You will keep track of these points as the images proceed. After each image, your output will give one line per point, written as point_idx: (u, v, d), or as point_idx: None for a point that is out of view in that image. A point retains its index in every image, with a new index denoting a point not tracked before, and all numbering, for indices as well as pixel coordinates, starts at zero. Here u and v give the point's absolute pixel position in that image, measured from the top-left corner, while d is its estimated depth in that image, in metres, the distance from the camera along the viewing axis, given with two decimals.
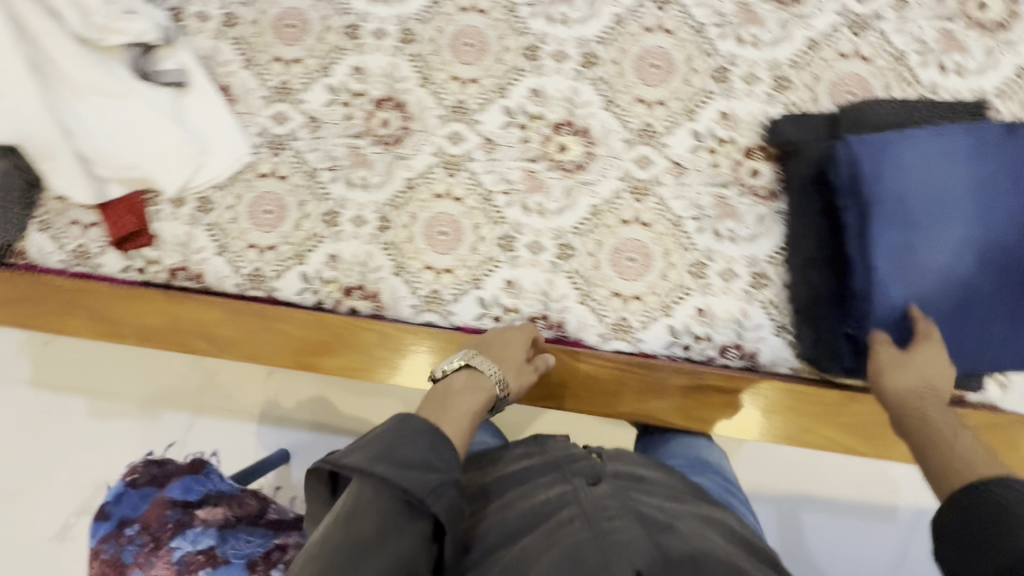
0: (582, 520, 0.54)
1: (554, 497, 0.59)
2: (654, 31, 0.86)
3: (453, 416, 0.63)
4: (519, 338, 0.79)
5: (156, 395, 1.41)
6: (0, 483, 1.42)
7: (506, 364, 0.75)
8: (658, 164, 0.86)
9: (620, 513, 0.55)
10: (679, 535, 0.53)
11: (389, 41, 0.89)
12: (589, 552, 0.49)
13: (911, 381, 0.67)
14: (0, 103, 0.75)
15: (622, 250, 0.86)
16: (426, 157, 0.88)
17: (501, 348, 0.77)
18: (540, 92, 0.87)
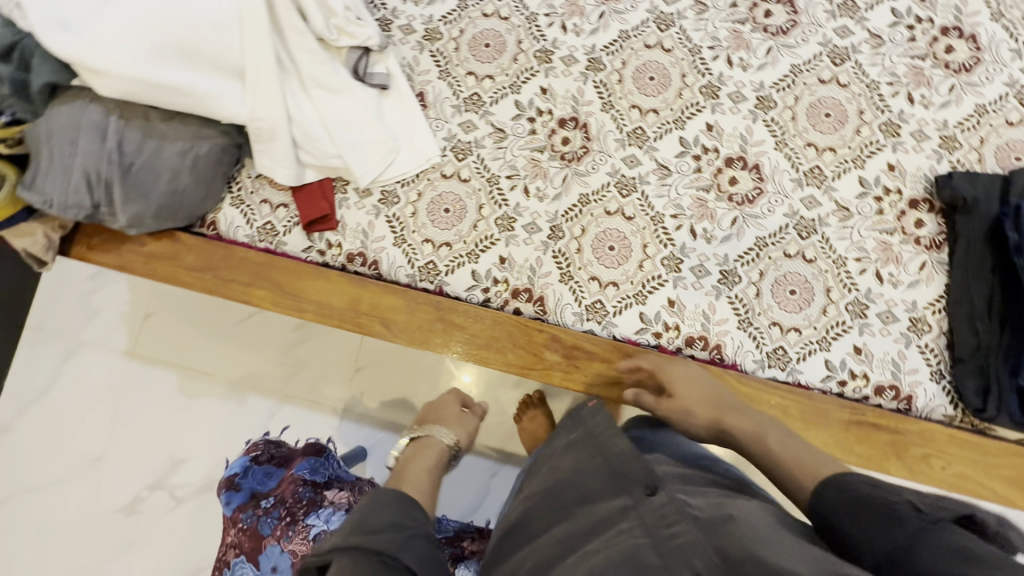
0: (641, 529, 0.57)
1: (612, 508, 0.62)
2: (829, 83, 0.93)
3: (412, 477, 0.80)
4: (447, 399, 1.02)
5: (252, 378, 1.40)
6: (75, 451, 1.40)
7: (444, 423, 0.96)
8: (824, 206, 0.90)
9: (679, 519, 0.58)
10: (736, 532, 0.55)
11: (577, 67, 0.96)
12: (648, 556, 0.54)
13: (748, 422, 0.75)
14: (245, 86, 0.83)
15: (785, 283, 0.89)
16: (602, 176, 0.93)
17: (436, 413, 0.98)
18: (715, 128, 0.93)
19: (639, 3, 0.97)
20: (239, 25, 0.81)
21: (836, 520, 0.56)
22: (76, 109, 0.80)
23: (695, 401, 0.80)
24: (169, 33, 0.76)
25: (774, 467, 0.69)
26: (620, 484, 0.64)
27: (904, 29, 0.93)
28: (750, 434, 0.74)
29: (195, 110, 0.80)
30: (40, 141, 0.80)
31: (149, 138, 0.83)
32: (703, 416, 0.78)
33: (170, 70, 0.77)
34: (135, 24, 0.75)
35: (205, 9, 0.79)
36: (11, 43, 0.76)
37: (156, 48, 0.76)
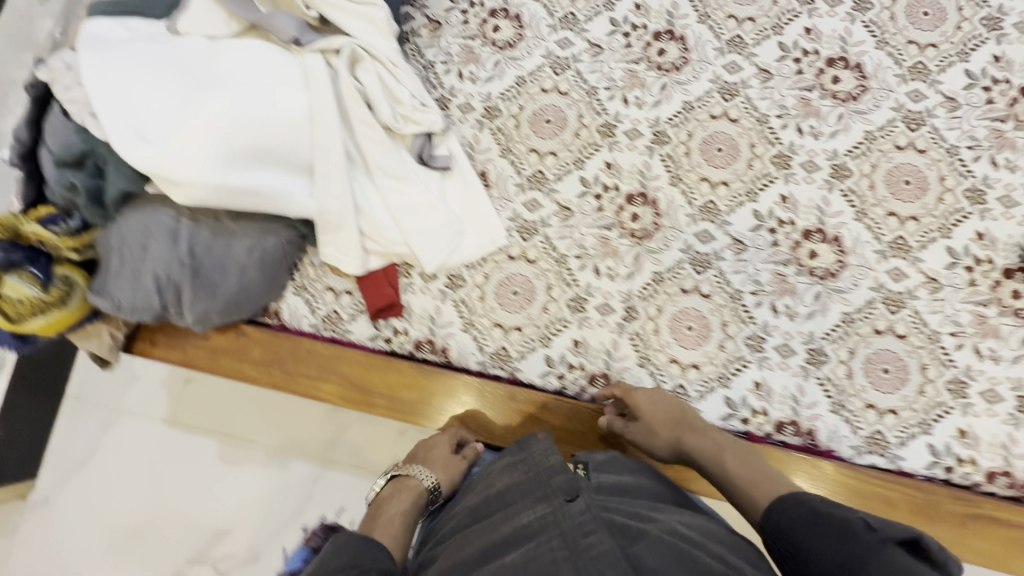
0: (560, 540, 0.61)
1: (534, 519, 0.64)
2: (906, 149, 0.90)
3: (383, 526, 0.73)
4: (443, 436, 0.87)
5: (294, 441, 1.35)
6: (115, 522, 1.36)
7: (431, 465, 0.83)
8: (911, 278, 0.87)
9: (595, 529, 0.61)
10: (649, 541, 0.60)
11: (642, 141, 0.94)
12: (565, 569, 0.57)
13: (703, 441, 0.79)
14: (316, 181, 0.81)
15: (876, 361, 0.85)
16: (675, 253, 0.91)
17: (426, 451, 0.85)
18: (790, 199, 0.90)
19: (701, 73, 0.95)
20: (310, 124, 0.80)
21: (793, 533, 0.62)
22: (145, 214, 0.78)
23: (654, 424, 0.82)
24: (244, 138, 0.75)
25: (728, 482, 0.74)
26: (545, 494, 0.67)
27: (981, 90, 0.90)
28: (709, 451, 0.78)
29: (266, 210, 0.78)
30: (111, 249, 0.78)
31: (218, 236, 0.80)
32: (664, 436, 0.81)
33: (242, 174, 0.76)
34: (209, 131, 0.74)
35: (276, 112, 0.78)
36: (84, 151, 0.76)
37: (231, 153, 0.75)
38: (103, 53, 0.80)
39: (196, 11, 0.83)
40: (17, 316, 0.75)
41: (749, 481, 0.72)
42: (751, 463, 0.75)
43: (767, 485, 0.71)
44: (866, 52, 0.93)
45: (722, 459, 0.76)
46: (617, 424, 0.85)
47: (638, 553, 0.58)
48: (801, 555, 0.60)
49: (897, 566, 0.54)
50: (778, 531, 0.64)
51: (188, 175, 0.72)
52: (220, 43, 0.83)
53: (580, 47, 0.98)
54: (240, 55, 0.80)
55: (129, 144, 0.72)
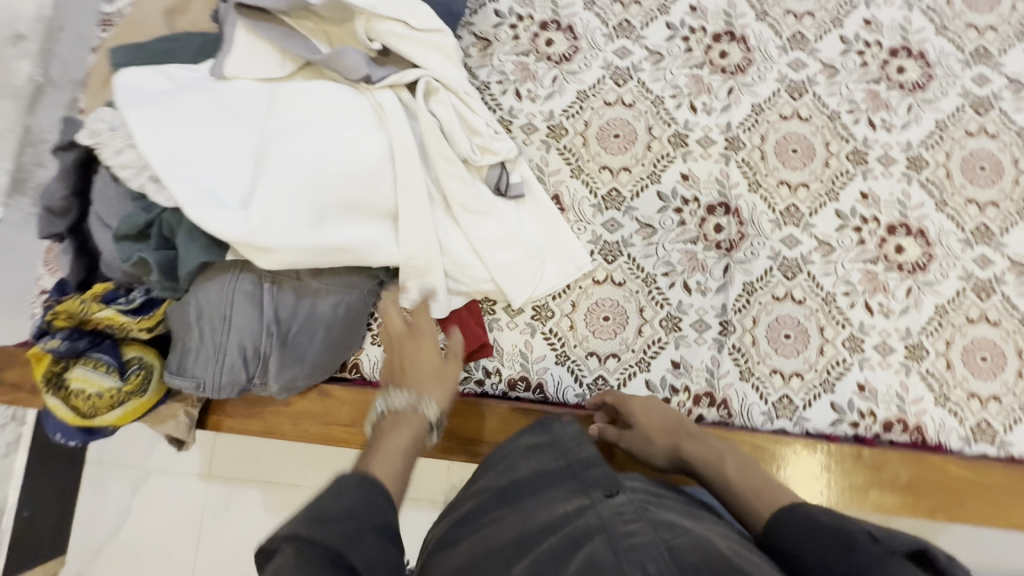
0: (602, 537, 0.52)
1: (570, 510, 0.57)
2: (977, 135, 0.90)
3: (386, 459, 0.60)
4: (427, 341, 0.73)
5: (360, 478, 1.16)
6: None
7: (423, 385, 0.69)
8: (998, 263, 0.87)
9: (636, 519, 0.54)
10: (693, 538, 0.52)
11: (716, 148, 0.92)
12: (602, 557, 0.50)
13: (701, 450, 0.74)
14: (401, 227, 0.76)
15: (974, 349, 0.86)
16: (763, 261, 0.89)
17: (405, 359, 0.72)
18: (870, 196, 0.90)
19: (767, 74, 0.93)
20: (391, 167, 0.74)
21: (794, 546, 0.53)
22: (224, 282, 0.72)
23: (650, 433, 0.79)
24: (327, 191, 0.70)
25: (727, 484, 0.67)
26: (582, 485, 0.60)
27: None
28: (705, 453, 0.73)
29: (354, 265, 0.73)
30: (188, 324, 0.72)
31: (302, 297, 0.75)
32: (661, 442, 0.78)
33: (329, 229, 0.70)
34: (291, 187, 0.68)
35: (357, 158, 0.72)
36: (148, 221, 0.69)
37: (316, 208, 0.69)
38: (148, 104, 0.72)
39: (245, 51, 0.76)
40: (92, 411, 0.69)
41: (750, 488, 0.64)
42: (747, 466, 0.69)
43: (770, 490, 0.63)
44: (927, 39, 0.93)
45: (720, 467, 0.70)
46: (614, 433, 0.82)
47: (679, 547, 0.50)
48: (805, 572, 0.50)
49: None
50: (781, 548, 0.54)
51: (274, 238, 0.66)
52: (280, 86, 0.76)
53: (639, 55, 0.95)
54: (308, 98, 0.74)
55: (205, 210, 0.65)
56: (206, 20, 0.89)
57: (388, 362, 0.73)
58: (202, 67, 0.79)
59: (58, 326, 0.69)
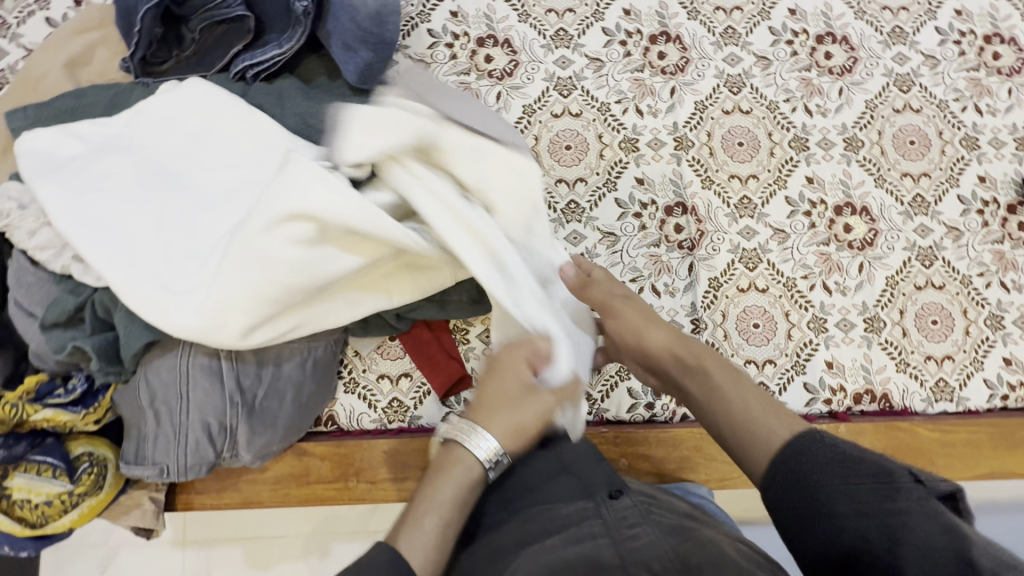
0: (607, 540, 0.54)
1: (576, 511, 0.58)
2: (904, 111, 0.95)
3: (433, 529, 0.55)
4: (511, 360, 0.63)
5: (378, 511, 0.99)
6: None
7: (497, 422, 0.60)
8: (936, 230, 0.93)
9: (639, 521, 0.56)
10: (693, 539, 0.54)
11: (666, 150, 0.93)
12: (609, 557, 0.52)
13: (705, 354, 0.69)
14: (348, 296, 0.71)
15: (926, 314, 0.90)
16: (725, 255, 0.90)
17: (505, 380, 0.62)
18: (816, 179, 0.93)
19: (705, 70, 0.95)
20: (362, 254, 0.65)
21: (816, 476, 0.53)
22: (175, 360, 0.67)
23: (648, 321, 0.73)
24: (280, 289, 0.62)
25: (753, 413, 0.61)
26: (585, 488, 0.61)
27: (953, 44, 0.97)
28: (722, 364, 0.67)
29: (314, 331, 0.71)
30: (142, 408, 0.67)
31: (263, 364, 0.70)
32: (663, 334, 0.71)
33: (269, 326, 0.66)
34: (238, 284, 0.61)
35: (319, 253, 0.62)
36: (78, 304, 0.64)
37: (260, 315, 0.63)
38: (63, 176, 0.66)
39: (167, 111, 0.72)
40: (43, 519, 0.65)
41: (768, 410, 0.61)
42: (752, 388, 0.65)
43: (786, 419, 0.60)
44: (849, 24, 0.97)
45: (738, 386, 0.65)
46: (609, 304, 0.73)
47: (683, 550, 0.52)
48: (827, 507, 0.51)
49: (943, 520, 0.47)
50: (798, 480, 0.54)
51: (225, 331, 0.63)
52: (207, 137, 0.72)
53: (580, 63, 0.94)
54: (291, 191, 0.59)
55: (146, 301, 0.62)
56: (113, 69, 0.82)
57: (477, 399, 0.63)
58: (115, 121, 0.72)
59: None
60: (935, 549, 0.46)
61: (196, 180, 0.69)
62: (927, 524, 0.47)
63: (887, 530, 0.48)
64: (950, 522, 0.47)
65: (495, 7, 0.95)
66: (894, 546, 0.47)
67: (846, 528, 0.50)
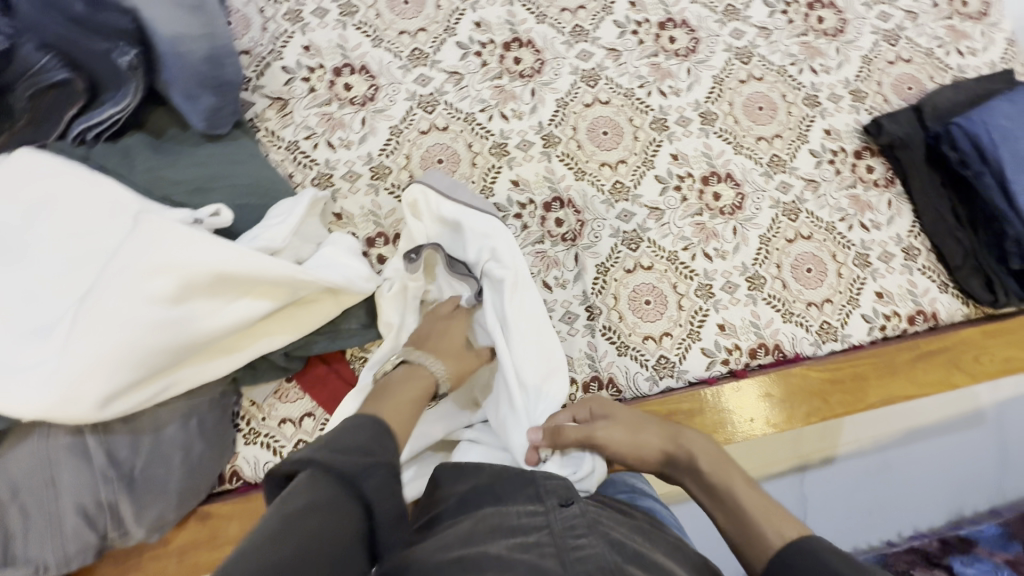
0: (552, 552, 0.50)
1: (525, 519, 0.55)
2: (749, 81, 1.02)
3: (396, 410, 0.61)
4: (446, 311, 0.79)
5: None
6: None
7: (440, 355, 0.71)
8: (796, 185, 0.99)
9: (588, 532, 0.52)
10: (648, 565, 0.50)
11: (536, 149, 0.96)
12: (550, 566, 0.48)
13: (710, 465, 0.63)
14: (226, 346, 0.70)
15: (800, 264, 0.96)
16: (607, 240, 0.93)
17: (433, 334, 0.75)
18: (680, 155, 0.98)
19: (561, 69, 0.99)
20: (232, 298, 0.65)
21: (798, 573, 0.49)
22: (37, 445, 0.64)
23: (635, 431, 0.70)
24: (140, 351, 0.61)
25: (747, 511, 0.57)
26: (538, 494, 0.59)
27: (780, 15, 1.06)
28: (712, 460, 0.63)
29: (191, 387, 0.69)
30: (7, 503, 0.63)
31: (140, 434, 0.68)
32: (650, 436, 0.68)
33: (138, 387, 0.64)
34: (90, 354, 0.59)
35: (182, 307, 0.62)
36: None
37: (126, 378, 0.61)
38: None
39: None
40: None
41: (761, 508, 0.57)
42: (744, 495, 0.59)
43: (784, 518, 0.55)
44: (685, 8, 1.04)
45: (734, 493, 0.59)
46: (590, 436, 0.70)
47: (630, 569, 0.48)
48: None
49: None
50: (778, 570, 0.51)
51: (84, 406, 0.60)
52: (40, 206, 0.68)
53: (439, 78, 0.96)
54: (151, 249, 0.61)
55: None
56: None
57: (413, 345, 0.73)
58: None
59: None
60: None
61: (34, 255, 0.66)
62: None
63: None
64: None
65: (347, 36, 0.96)
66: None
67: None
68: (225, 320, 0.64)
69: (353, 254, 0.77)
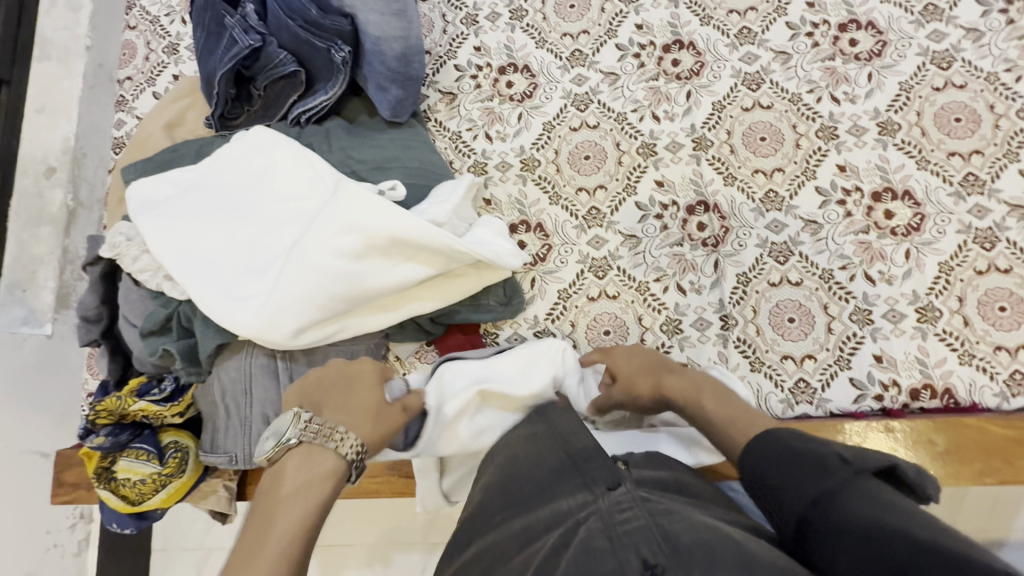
0: (599, 528, 0.50)
1: (570, 501, 0.54)
2: (945, 89, 0.91)
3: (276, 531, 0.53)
4: (393, 413, 0.67)
5: (440, 519, 1.05)
6: None
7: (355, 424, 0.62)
8: (996, 210, 0.86)
9: (631, 504, 0.52)
10: (695, 526, 0.49)
11: (685, 151, 0.95)
12: (597, 539, 0.49)
13: (684, 384, 0.71)
14: (388, 302, 0.80)
15: (991, 300, 0.83)
16: (753, 250, 0.89)
17: (347, 392, 0.65)
18: (848, 167, 0.90)
19: (721, 71, 0.97)
20: (399, 260, 0.74)
21: (764, 468, 0.55)
22: (242, 359, 0.79)
23: (635, 375, 0.75)
24: (325, 295, 0.72)
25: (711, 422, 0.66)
26: (580, 474, 0.57)
27: (998, 15, 0.92)
28: (687, 389, 0.70)
29: (357, 334, 0.80)
30: (216, 402, 0.79)
31: (314, 366, 0.80)
32: (643, 380, 0.74)
33: (320, 325, 0.76)
34: (293, 291, 0.72)
35: (360, 262, 0.73)
36: (167, 315, 0.78)
37: (313, 317, 0.73)
38: (159, 213, 0.82)
39: (237, 152, 0.86)
40: (140, 496, 0.77)
41: (727, 418, 0.65)
42: (707, 407, 0.68)
43: (739, 432, 0.63)
44: (874, 9, 0.95)
45: (701, 407, 0.68)
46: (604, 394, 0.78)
47: (674, 532, 0.48)
48: (777, 490, 0.52)
49: (872, 494, 0.48)
50: (754, 471, 0.56)
51: (282, 333, 0.73)
52: (264, 171, 0.84)
53: (596, 78, 1.00)
54: (345, 210, 0.73)
55: (220, 309, 0.74)
56: (201, 127, 1.00)
57: (331, 404, 0.63)
58: (199, 166, 0.86)
59: (102, 424, 0.75)
60: (853, 518, 0.46)
61: (258, 209, 0.81)
62: (861, 507, 0.46)
63: (821, 502, 0.49)
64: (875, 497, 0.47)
65: (514, 38, 1.04)
66: (826, 510, 0.48)
67: (790, 500, 0.51)
68: (391, 279, 0.74)
69: (501, 236, 0.83)
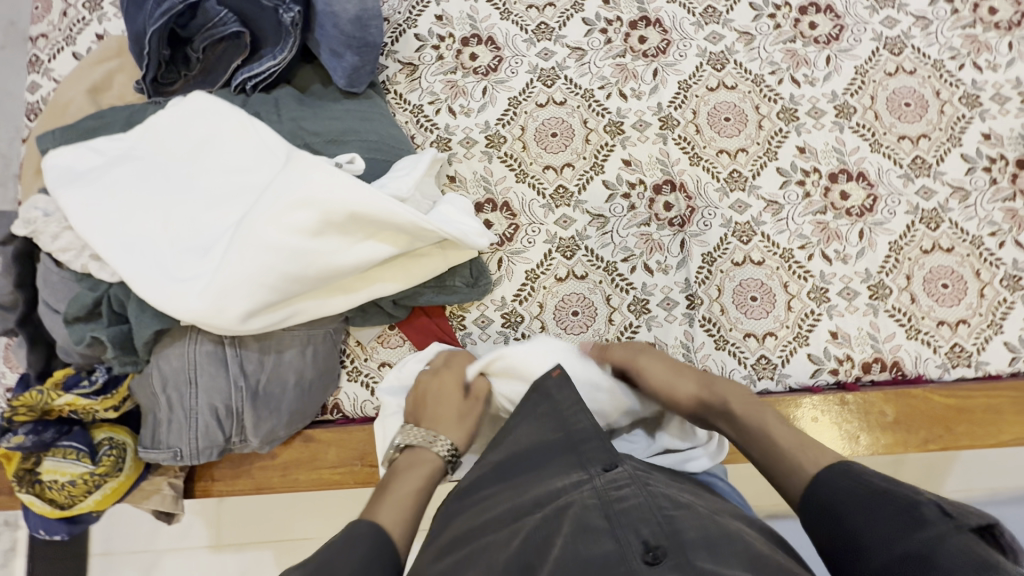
0: (597, 511, 0.49)
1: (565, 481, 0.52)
2: (896, 74, 0.94)
3: (392, 500, 0.61)
4: (474, 407, 0.72)
5: None
6: None
7: (442, 426, 0.69)
8: (940, 192, 0.90)
9: (629, 482, 0.51)
10: (696, 513, 0.49)
11: (652, 130, 0.94)
12: (596, 521, 0.48)
13: (739, 391, 0.67)
14: (347, 283, 0.75)
15: (935, 278, 0.87)
16: (717, 230, 0.90)
17: (429, 398, 0.72)
18: (807, 149, 0.92)
19: (687, 50, 0.96)
20: (359, 238, 0.70)
21: (844, 509, 0.52)
22: (185, 347, 0.72)
23: (677, 371, 0.70)
24: (278, 275, 0.67)
25: (775, 441, 0.61)
26: (577, 456, 0.55)
27: (944, 3, 0.96)
28: (746, 401, 0.66)
29: (313, 318, 0.75)
30: (157, 394, 0.72)
31: (266, 353, 0.75)
32: (688, 380, 0.69)
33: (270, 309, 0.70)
34: (241, 271, 0.66)
35: (317, 239, 0.68)
36: (96, 300, 0.70)
37: (266, 299, 0.68)
38: (83, 186, 0.73)
39: (174, 118, 0.78)
40: (70, 499, 0.70)
41: (796, 442, 0.60)
42: (768, 419, 0.63)
43: (812, 457, 0.58)
44: None
45: (762, 420, 0.64)
46: (634, 361, 0.71)
47: (677, 519, 0.48)
48: (855, 538, 0.51)
49: (971, 553, 0.45)
50: (827, 507, 0.54)
51: (230, 318, 0.67)
52: (205, 141, 0.77)
53: (562, 53, 0.97)
54: (297, 184, 0.67)
55: (157, 291, 0.67)
56: (129, 92, 0.90)
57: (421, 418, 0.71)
58: (129, 134, 0.78)
59: (20, 421, 0.68)
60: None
61: (199, 182, 0.74)
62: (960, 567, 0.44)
63: (912, 559, 0.46)
64: (975, 554, 0.45)
65: (477, 7, 0.99)
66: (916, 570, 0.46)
67: (873, 549, 0.49)
68: (353, 258, 0.70)
69: (466, 214, 0.79)
